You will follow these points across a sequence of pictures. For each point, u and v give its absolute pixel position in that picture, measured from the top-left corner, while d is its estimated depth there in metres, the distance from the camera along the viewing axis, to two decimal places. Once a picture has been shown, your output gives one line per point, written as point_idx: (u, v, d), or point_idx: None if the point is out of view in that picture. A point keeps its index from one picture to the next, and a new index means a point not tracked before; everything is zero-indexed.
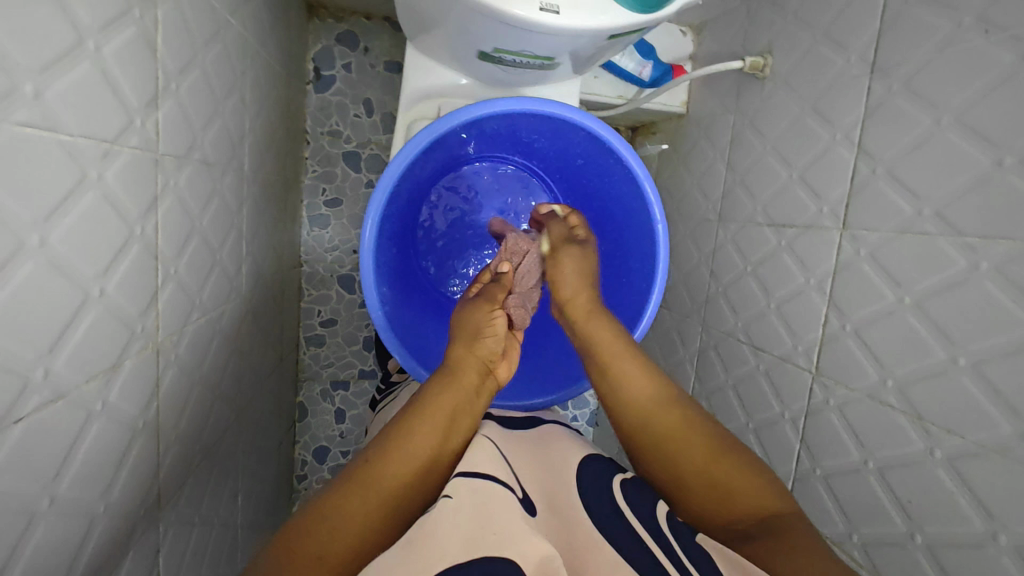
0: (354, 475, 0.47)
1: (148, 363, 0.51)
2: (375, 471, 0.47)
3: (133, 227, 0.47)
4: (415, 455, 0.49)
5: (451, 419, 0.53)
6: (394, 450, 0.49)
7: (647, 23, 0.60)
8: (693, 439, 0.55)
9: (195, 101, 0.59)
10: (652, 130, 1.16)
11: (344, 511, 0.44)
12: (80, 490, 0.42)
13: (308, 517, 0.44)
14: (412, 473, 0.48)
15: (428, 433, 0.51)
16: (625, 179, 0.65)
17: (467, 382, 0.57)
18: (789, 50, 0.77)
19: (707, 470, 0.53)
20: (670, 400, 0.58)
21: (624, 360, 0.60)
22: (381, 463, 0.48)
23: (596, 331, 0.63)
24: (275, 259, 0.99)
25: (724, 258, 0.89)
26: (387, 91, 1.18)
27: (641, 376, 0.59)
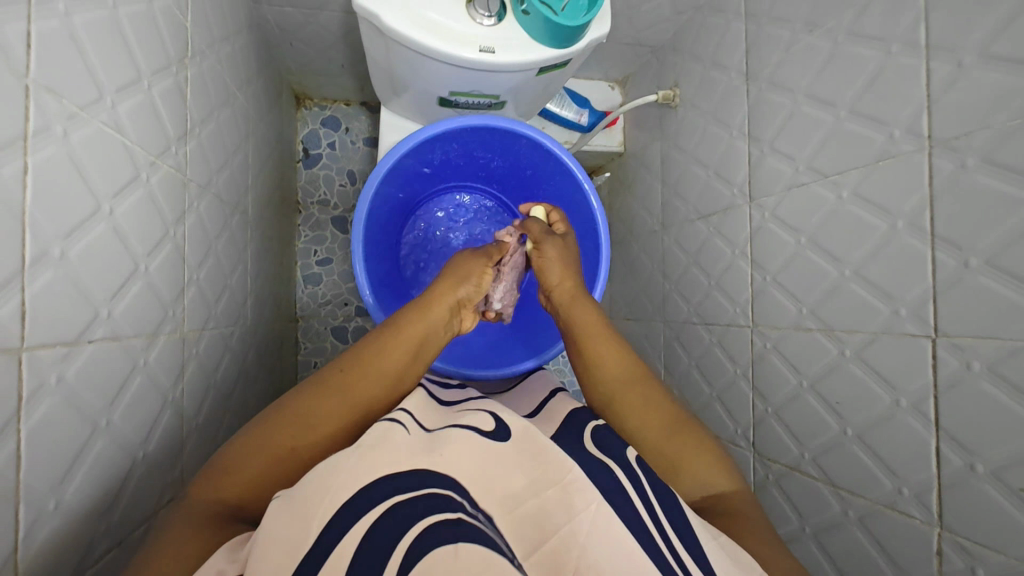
0: (329, 381, 0.58)
1: (176, 345, 0.60)
2: (349, 381, 0.58)
3: (168, 227, 0.59)
4: (382, 373, 0.60)
5: (419, 347, 0.64)
6: (366, 366, 0.59)
7: (566, 58, 0.77)
8: (651, 413, 0.63)
9: (211, 147, 0.73)
10: (601, 172, 1.34)
11: (315, 412, 0.54)
12: (125, 433, 0.50)
13: (283, 408, 0.54)
14: (375, 388, 0.59)
15: (395, 357, 0.62)
16: (565, 175, 0.79)
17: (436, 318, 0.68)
18: (690, 80, 0.95)
19: (663, 442, 0.61)
20: (636, 377, 0.67)
21: (603, 343, 0.69)
22: (354, 374, 0.58)
23: (579, 313, 0.72)
24: (274, 307, 1.10)
25: (671, 257, 1.02)
26: (368, 162, 1.36)
27: (613, 354, 0.68)
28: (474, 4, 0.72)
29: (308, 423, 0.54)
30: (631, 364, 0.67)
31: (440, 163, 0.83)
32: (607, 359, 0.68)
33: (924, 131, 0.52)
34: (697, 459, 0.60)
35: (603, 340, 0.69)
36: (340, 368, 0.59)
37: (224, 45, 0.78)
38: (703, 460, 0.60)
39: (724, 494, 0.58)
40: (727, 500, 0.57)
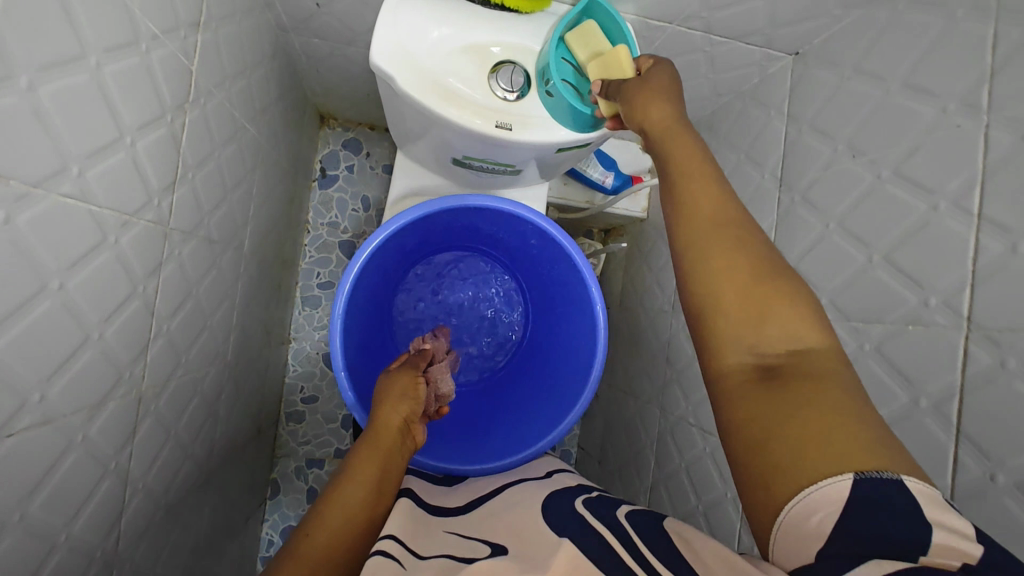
0: (290, 555, 0.52)
1: (130, 406, 0.57)
2: (312, 545, 0.52)
3: (137, 285, 0.56)
4: (346, 522, 0.55)
5: (379, 479, 0.60)
6: (326, 524, 0.54)
7: (588, 142, 0.72)
8: (786, 326, 0.45)
9: (207, 188, 0.70)
10: (620, 232, 1.29)
11: None
12: (49, 514, 0.47)
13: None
14: (340, 528, 0.55)
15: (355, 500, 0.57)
16: (566, 261, 0.75)
17: (391, 437, 0.65)
18: (722, 167, 0.90)
19: (758, 265, 0.47)
20: (762, 283, 0.46)
21: (682, 140, 0.52)
22: (318, 537, 0.53)
23: (675, 148, 0.52)
24: (264, 334, 1.07)
25: (677, 345, 0.96)
26: (384, 189, 1.32)
27: (731, 243, 0.47)
28: (496, 75, 0.68)
29: None
30: (746, 229, 0.48)
31: (438, 232, 0.80)
32: (716, 246, 0.48)
33: (963, 310, 0.50)
34: (839, 404, 0.40)
35: (735, 229, 0.48)
36: (303, 536, 0.54)
37: (238, 80, 0.75)
38: (854, 441, 0.38)
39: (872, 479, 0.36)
40: (808, 362, 0.43)
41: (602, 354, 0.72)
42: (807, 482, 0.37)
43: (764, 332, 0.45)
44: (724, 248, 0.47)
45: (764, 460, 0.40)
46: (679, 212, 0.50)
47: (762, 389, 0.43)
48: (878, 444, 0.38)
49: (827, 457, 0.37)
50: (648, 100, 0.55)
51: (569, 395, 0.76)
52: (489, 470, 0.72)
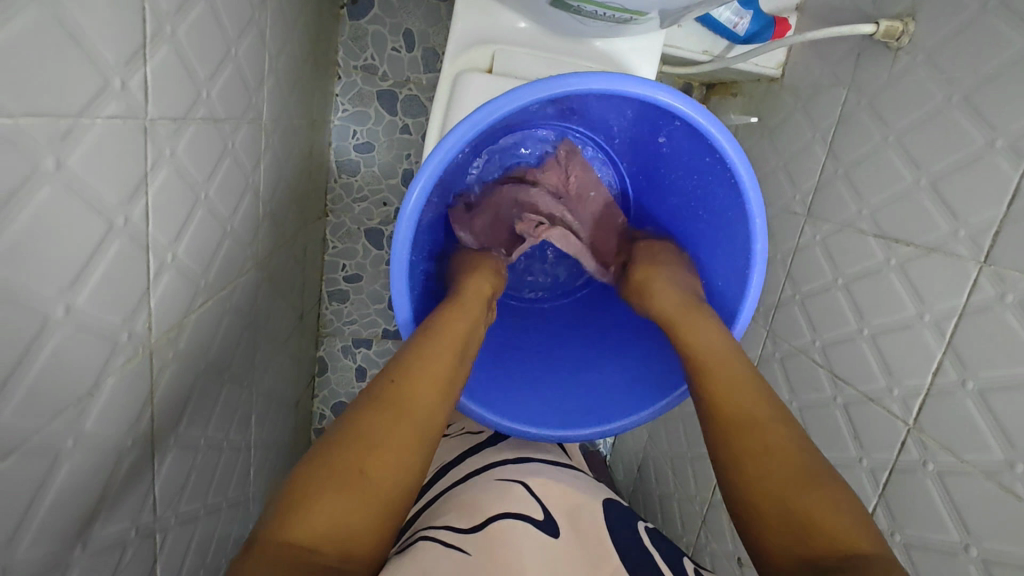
0: (338, 428, 0.46)
1: (137, 373, 0.44)
2: (365, 422, 0.46)
3: (112, 218, 0.38)
4: (412, 412, 0.48)
5: (448, 377, 0.52)
6: (388, 405, 0.47)
7: None
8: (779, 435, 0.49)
9: (199, 44, 0.47)
10: (733, 90, 1.00)
11: (334, 479, 0.42)
12: (53, 534, 0.38)
13: (344, 430, 0.45)
14: (432, 395, 0.50)
15: (423, 392, 0.49)
16: (725, 184, 0.56)
17: (476, 311, 0.59)
18: (944, 17, 0.60)
19: (765, 483, 0.46)
20: (751, 410, 0.51)
21: (690, 323, 0.57)
22: (372, 415, 0.46)
23: (659, 298, 0.61)
24: (298, 214, 0.90)
25: (807, 261, 0.76)
26: (432, 22, 1.02)
27: (736, 381, 0.53)
28: None
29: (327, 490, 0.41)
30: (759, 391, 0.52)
31: (549, 112, 0.61)
32: (725, 399, 0.52)
33: None
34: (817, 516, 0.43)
35: (729, 372, 0.54)
36: (355, 408, 0.47)
37: None
38: (838, 509, 0.43)
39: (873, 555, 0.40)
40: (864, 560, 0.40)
41: (748, 318, 0.57)
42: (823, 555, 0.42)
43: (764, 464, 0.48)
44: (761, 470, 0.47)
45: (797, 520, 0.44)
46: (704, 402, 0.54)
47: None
48: None
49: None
50: (662, 285, 0.61)
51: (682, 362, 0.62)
52: (534, 436, 0.63)
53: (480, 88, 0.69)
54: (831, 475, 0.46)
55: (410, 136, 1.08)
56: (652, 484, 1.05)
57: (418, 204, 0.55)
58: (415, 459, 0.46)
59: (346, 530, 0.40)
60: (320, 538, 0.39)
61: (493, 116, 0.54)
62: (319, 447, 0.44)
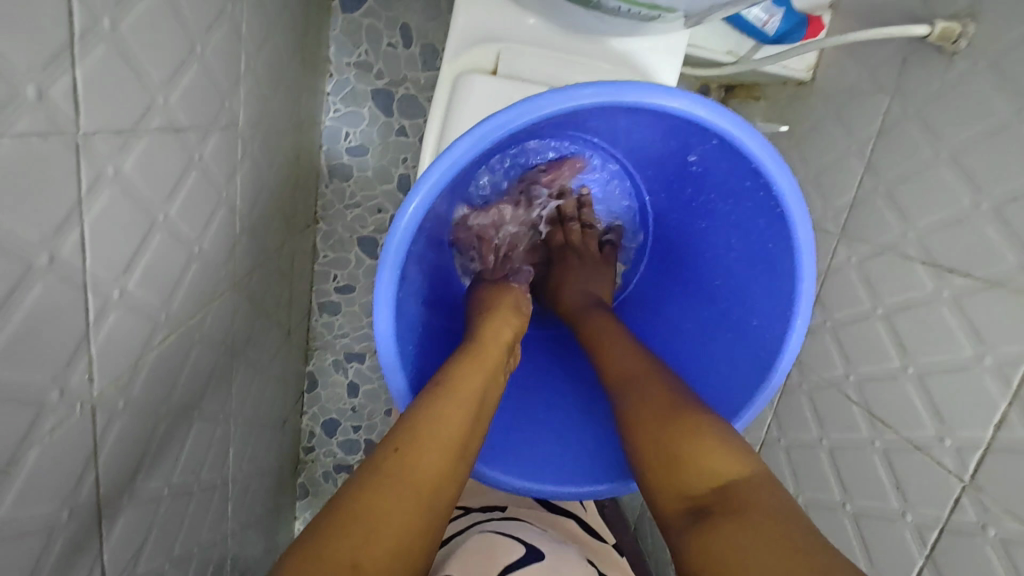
0: (332, 508, 0.38)
1: (73, 434, 0.37)
2: (363, 499, 0.39)
3: (32, 257, 0.31)
4: (417, 485, 0.41)
5: (460, 440, 0.45)
6: (390, 477, 0.40)
7: None
8: (700, 445, 0.45)
9: (153, 42, 0.40)
10: (756, 94, 0.92)
11: (323, 573, 0.34)
12: None
13: (340, 511, 0.38)
14: (442, 462, 0.43)
15: (431, 459, 0.42)
16: (766, 212, 0.50)
17: (493, 365, 0.51)
18: (1011, 18, 0.53)
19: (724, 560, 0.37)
20: (657, 425, 0.48)
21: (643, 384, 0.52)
22: (371, 491, 0.39)
23: (593, 323, 0.61)
24: (283, 224, 0.83)
25: (840, 286, 0.69)
26: (431, 16, 0.95)
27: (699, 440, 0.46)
28: None
29: None
30: (672, 399, 0.49)
31: (564, 124, 0.54)
32: (634, 419, 0.50)
33: None
34: (729, 528, 0.39)
35: (644, 387, 0.51)
36: (353, 481, 0.40)
37: None
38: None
39: None
40: None
41: (788, 364, 0.51)
42: None
43: (686, 479, 0.44)
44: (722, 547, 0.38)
45: None
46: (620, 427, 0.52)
47: None
48: None
49: None
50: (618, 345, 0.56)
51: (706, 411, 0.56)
52: (536, 487, 0.56)
53: (483, 91, 0.62)
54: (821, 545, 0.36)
55: (407, 139, 1.01)
56: None
57: (413, 229, 0.48)
58: (421, 541, 0.39)
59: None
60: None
61: (503, 130, 0.47)
62: (313, 531, 0.37)
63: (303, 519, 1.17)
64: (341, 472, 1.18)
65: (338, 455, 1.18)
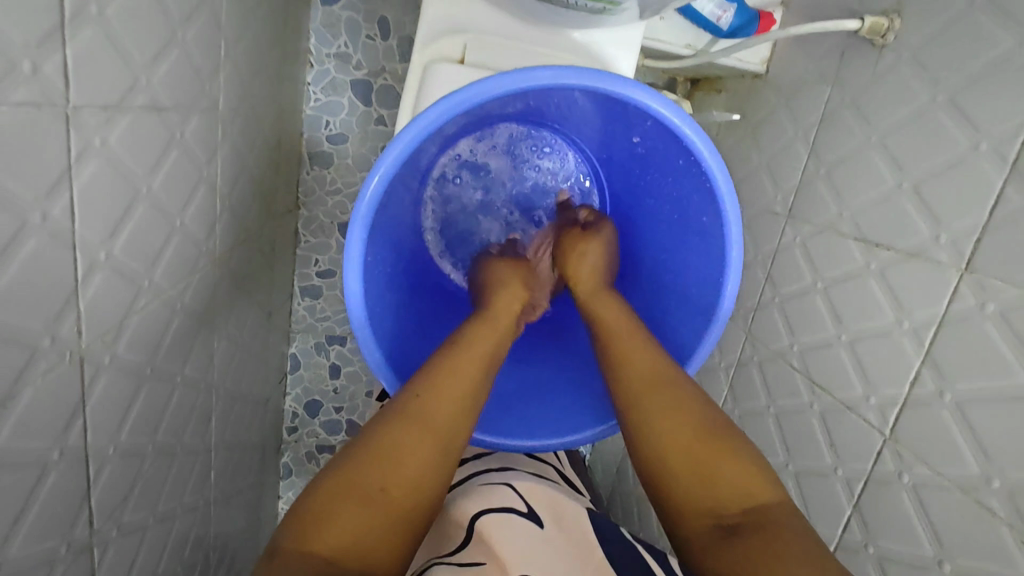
0: (359, 452, 0.47)
1: (64, 381, 0.41)
2: (386, 445, 0.47)
3: (25, 215, 0.35)
4: (433, 427, 0.49)
5: (475, 392, 0.53)
6: (412, 424, 0.49)
7: None
8: (722, 456, 0.48)
9: (135, 25, 0.43)
10: (717, 86, 0.97)
11: (348, 508, 0.43)
12: None
13: (369, 449, 0.47)
14: (458, 413, 0.51)
15: (450, 407, 0.51)
16: (699, 188, 0.55)
17: (505, 328, 0.58)
18: (928, 13, 0.58)
19: (669, 455, 0.50)
20: (693, 438, 0.50)
21: (601, 301, 0.61)
22: (395, 437, 0.47)
23: (603, 310, 0.61)
24: (264, 207, 0.87)
25: (786, 263, 0.74)
26: (408, 9, 0.99)
27: (648, 356, 0.56)
28: None
29: (344, 517, 0.42)
30: (698, 416, 0.51)
31: (518, 107, 0.59)
32: (657, 420, 0.52)
33: None
34: (675, 419, 0.51)
35: (660, 393, 0.53)
36: (382, 425, 0.49)
37: None
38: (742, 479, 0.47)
39: (768, 508, 0.45)
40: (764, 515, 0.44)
41: (721, 327, 0.56)
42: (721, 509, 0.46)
43: (713, 485, 0.47)
44: (661, 439, 0.51)
45: (698, 484, 0.47)
46: (634, 424, 0.53)
47: (723, 545, 0.43)
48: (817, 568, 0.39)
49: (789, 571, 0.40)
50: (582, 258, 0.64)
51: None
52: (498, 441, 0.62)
53: (450, 77, 0.66)
54: (731, 431, 0.50)
55: (385, 128, 1.04)
56: (629, 486, 1.04)
57: (375, 203, 0.52)
58: (432, 480, 0.47)
59: (364, 545, 0.42)
60: (339, 551, 0.41)
61: (458, 110, 0.52)
62: (343, 459, 0.46)
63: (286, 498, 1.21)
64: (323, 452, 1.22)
65: (321, 435, 1.22)
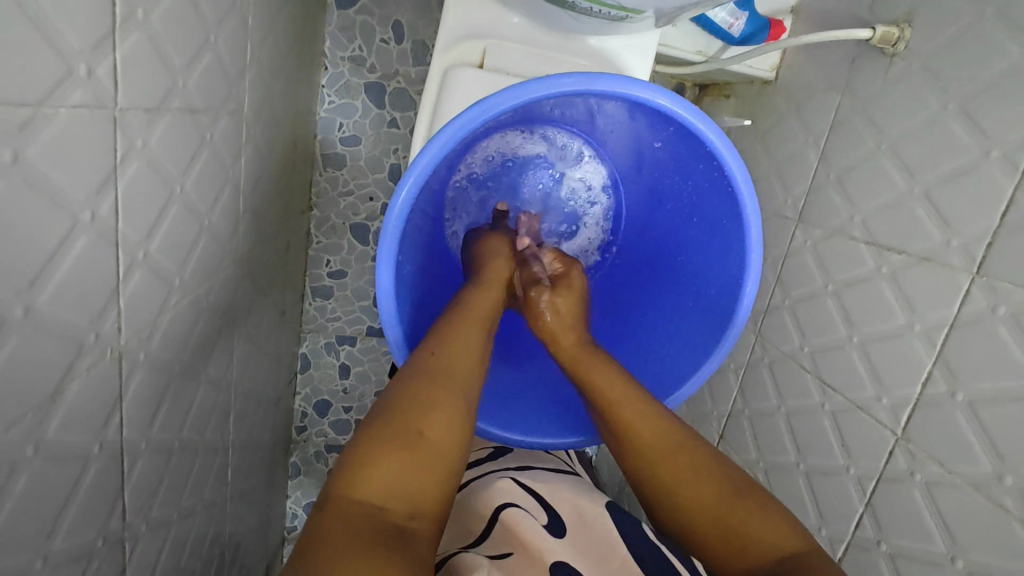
0: (381, 406, 0.46)
1: (105, 376, 0.42)
2: (409, 389, 0.47)
3: (78, 214, 0.36)
4: (449, 368, 0.50)
5: (481, 341, 0.54)
6: (430, 368, 0.49)
7: None
8: (691, 481, 0.53)
9: (174, 29, 0.44)
10: (726, 91, 0.99)
11: (383, 465, 0.42)
12: (16, 544, 0.36)
13: (393, 400, 0.46)
14: (469, 358, 0.52)
15: (460, 349, 0.52)
16: (721, 192, 0.56)
17: (498, 291, 0.60)
18: (939, 24, 0.60)
19: (683, 509, 0.52)
20: (712, 499, 0.52)
21: (585, 365, 0.60)
22: (415, 381, 0.48)
23: (595, 375, 0.59)
24: (281, 208, 0.88)
25: (797, 266, 0.75)
26: (421, 13, 1.00)
27: (644, 418, 0.56)
28: None
29: (378, 469, 0.42)
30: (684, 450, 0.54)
31: (543, 111, 0.60)
32: (672, 482, 0.53)
33: None
34: (684, 482, 0.53)
35: (637, 410, 0.56)
36: (401, 378, 0.49)
37: None
38: (764, 530, 0.49)
39: (798, 556, 0.47)
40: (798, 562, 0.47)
41: (741, 324, 0.57)
42: (751, 561, 0.49)
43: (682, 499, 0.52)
44: (684, 503, 0.52)
45: (723, 540, 0.51)
46: (650, 490, 0.55)
47: None
48: None
49: None
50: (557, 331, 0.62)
51: (674, 367, 0.62)
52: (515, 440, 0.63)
53: (472, 82, 0.67)
54: (740, 480, 0.53)
55: (398, 130, 1.05)
56: (636, 485, 1.05)
57: (407, 205, 0.53)
58: (461, 418, 0.47)
59: (410, 492, 0.42)
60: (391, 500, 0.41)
61: (489, 117, 0.53)
62: (374, 415, 0.46)
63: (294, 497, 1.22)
64: (332, 452, 1.23)
65: (330, 435, 1.23)
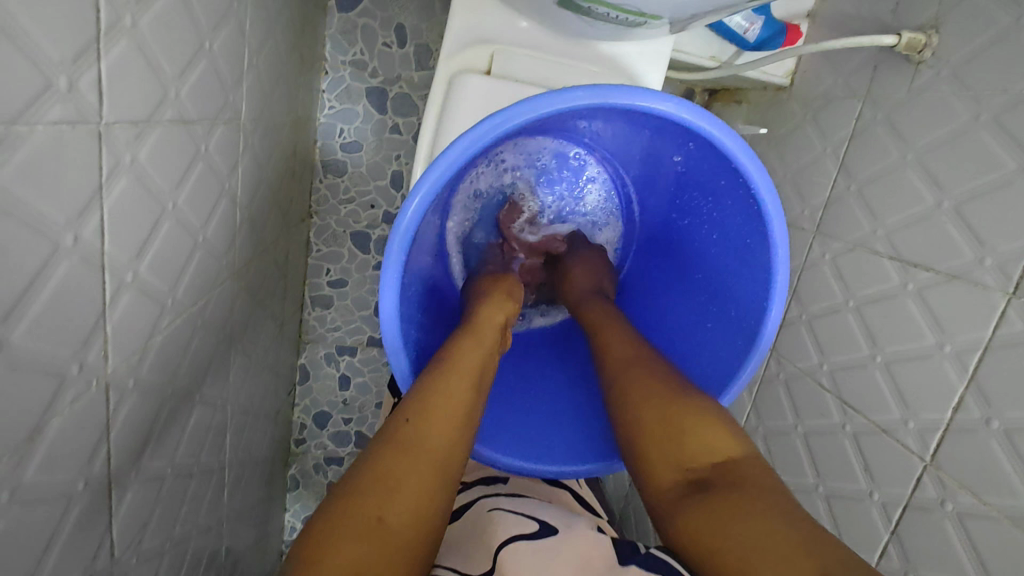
0: (344, 485, 0.41)
1: (90, 409, 0.39)
2: (372, 469, 0.42)
3: (59, 238, 0.33)
4: (429, 445, 0.45)
5: (467, 412, 0.49)
6: (403, 441, 0.44)
7: None
8: (646, 389, 0.50)
9: (166, 37, 0.42)
10: (738, 97, 0.96)
11: (337, 543, 0.36)
12: None
13: (355, 479, 0.41)
14: (452, 428, 0.47)
15: (443, 420, 0.47)
16: (745, 209, 0.54)
17: (490, 344, 0.56)
18: (968, 31, 0.57)
19: (637, 419, 0.49)
20: (663, 404, 0.48)
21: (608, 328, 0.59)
22: (384, 459, 0.43)
23: (609, 333, 0.59)
24: (280, 218, 0.85)
25: (815, 280, 0.73)
26: (425, 16, 0.97)
27: (624, 339, 0.57)
28: None
29: (335, 548, 0.36)
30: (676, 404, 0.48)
31: (558, 124, 0.58)
32: (634, 395, 0.51)
33: None
34: (647, 393, 0.50)
35: (614, 328, 0.59)
36: (372, 453, 0.43)
37: None
38: (708, 434, 0.45)
39: (734, 463, 0.43)
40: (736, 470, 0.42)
41: (766, 349, 0.54)
42: (700, 454, 0.44)
43: (686, 450, 0.45)
44: (635, 416, 0.49)
45: (668, 442, 0.46)
46: (615, 402, 0.52)
47: (693, 498, 0.42)
48: (795, 518, 0.37)
49: (753, 554, 0.36)
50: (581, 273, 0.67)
51: None
52: (526, 469, 0.60)
53: (478, 91, 0.65)
54: (704, 399, 0.49)
55: (400, 136, 1.03)
56: (645, 501, 1.02)
57: (416, 222, 0.51)
58: (435, 498, 0.42)
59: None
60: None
61: (502, 131, 0.50)
62: (337, 491, 0.41)
63: (292, 511, 1.19)
64: (332, 464, 1.20)
65: (329, 447, 1.20)
